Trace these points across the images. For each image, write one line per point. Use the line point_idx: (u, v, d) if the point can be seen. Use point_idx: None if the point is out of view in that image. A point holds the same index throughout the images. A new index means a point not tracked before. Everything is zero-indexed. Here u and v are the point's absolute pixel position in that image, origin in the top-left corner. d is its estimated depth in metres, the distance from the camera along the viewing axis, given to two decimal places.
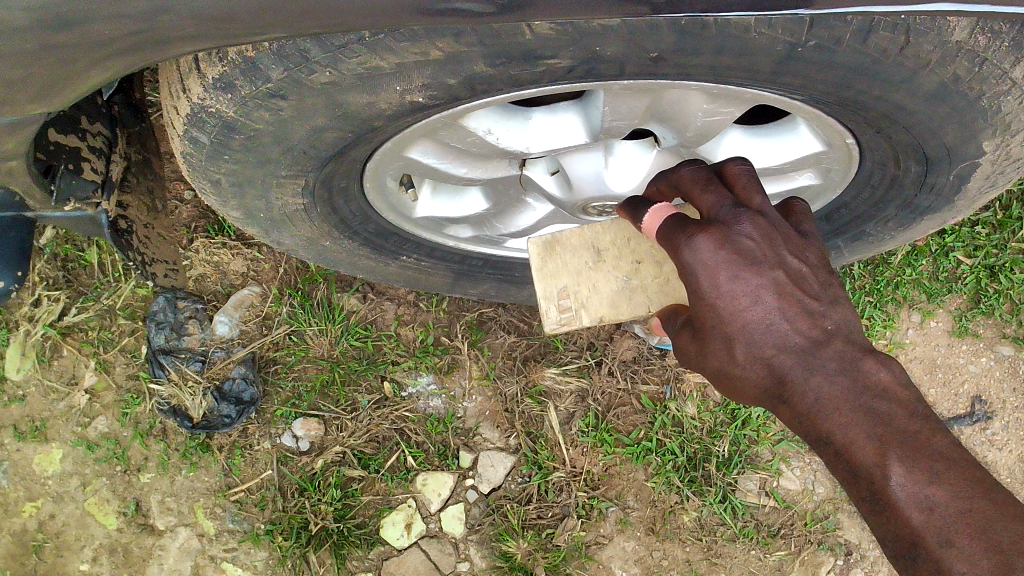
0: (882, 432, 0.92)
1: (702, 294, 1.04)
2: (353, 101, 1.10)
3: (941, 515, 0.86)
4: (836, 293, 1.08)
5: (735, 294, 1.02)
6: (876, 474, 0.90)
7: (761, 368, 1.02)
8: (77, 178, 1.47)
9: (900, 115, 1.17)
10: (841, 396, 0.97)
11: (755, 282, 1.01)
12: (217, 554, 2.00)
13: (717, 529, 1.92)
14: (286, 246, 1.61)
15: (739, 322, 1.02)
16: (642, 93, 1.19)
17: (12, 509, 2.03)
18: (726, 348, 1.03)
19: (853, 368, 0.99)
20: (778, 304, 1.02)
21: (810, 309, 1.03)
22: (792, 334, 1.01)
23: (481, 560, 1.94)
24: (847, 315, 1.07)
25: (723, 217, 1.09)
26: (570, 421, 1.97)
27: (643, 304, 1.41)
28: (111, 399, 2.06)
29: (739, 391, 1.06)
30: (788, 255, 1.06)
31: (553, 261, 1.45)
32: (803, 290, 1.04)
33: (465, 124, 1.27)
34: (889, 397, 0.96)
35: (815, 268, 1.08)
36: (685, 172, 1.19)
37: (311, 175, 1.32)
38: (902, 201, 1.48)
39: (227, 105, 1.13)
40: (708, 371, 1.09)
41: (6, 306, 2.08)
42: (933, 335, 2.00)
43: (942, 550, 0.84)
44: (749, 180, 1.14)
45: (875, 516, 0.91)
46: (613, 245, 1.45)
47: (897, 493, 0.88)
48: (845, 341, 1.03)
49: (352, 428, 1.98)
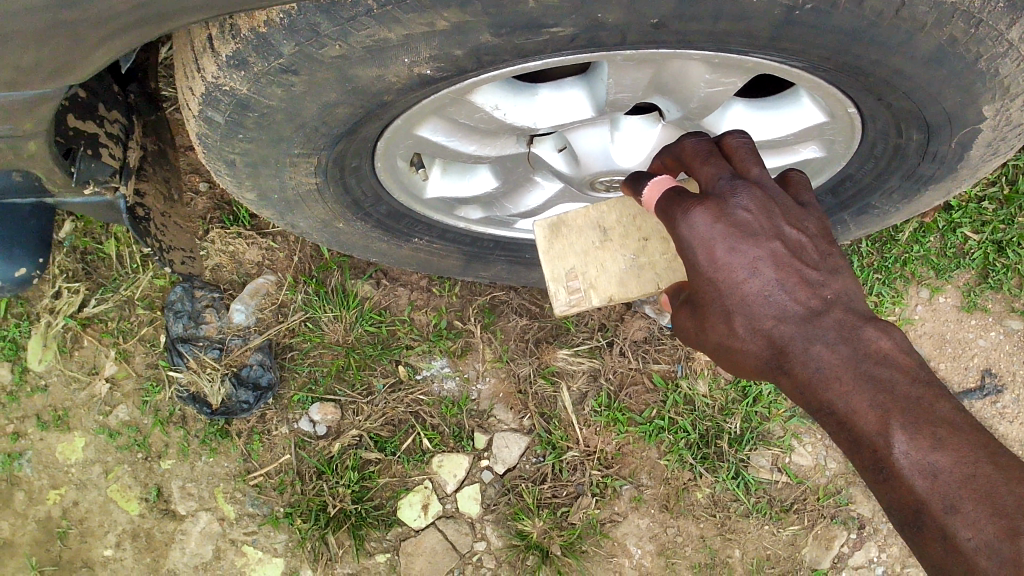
0: (885, 400, 0.96)
1: (701, 268, 1.06)
2: (363, 74, 1.13)
3: (946, 481, 0.91)
4: (835, 260, 1.09)
5: (733, 267, 1.03)
6: (879, 443, 0.95)
7: (761, 340, 1.04)
8: (96, 162, 1.51)
9: (899, 81, 1.19)
10: (841, 366, 1.00)
11: (753, 254, 1.03)
12: (238, 537, 2.03)
13: (730, 505, 1.96)
14: (301, 230, 1.65)
15: (738, 295, 1.03)
16: (645, 64, 1.21)
17: (36, 496, 2.06)
18: (726, 322, 1.06)
19: (854, 336, 1.01)
20: (777, 275, 1.03)
21: (809, 278, 1.05)
22: (791, 305, 1.03)
23: (497, 539, 1.97)
24: (848, 282, 1.08)
25: (720, 189, 1.10)
26: (583, 401, 2.00)
27: (652, 281, 1.42)
28: (131, 387, 2.09)
29: (740, 363, 1.09)
30: (786, 224, 1.07)
31: (559, 244, 1.47)
32: (801, 259, 1.06)
33: (473, 100, 1.29)
34: (890, 363, 0.99)
35: (814, 237, 1.09)
36: (688, 145, 1.20)
37: (323, 153, 1.35)
38: (905, 171, 1.50)
39: (241, 82, 1.16)
40: (709, 345, 1.11)
41: (27, 298, 2.12)
42: (942, 311, 2.02)
43: (946, 516, 0.90)
44: (746, 152, 1.15)
45: (880, 483, 0.96)
46: (619, 223, 1.46)
47: (902, 462, 0.93)
48: (845, 308, 1.04)
49: (368, 412, 2.01)
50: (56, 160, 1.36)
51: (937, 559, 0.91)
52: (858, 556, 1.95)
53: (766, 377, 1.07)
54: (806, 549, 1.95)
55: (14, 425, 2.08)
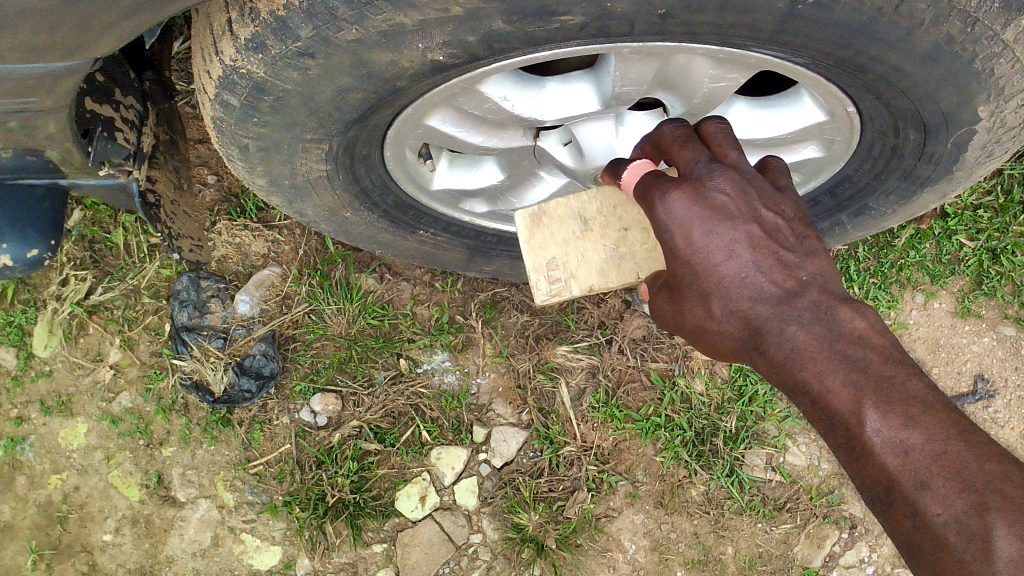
0: (858, 379, 0.97)
1: (678, 251, 1.09)
2: (378, 59, 1.17)
3: (917, 458, 0.91)
4: (812, 244, 1.11)
5: (709, 249, 1.06)
6: (852, 421, 0.95)
7: (738, 322, 1.05)
8: (112, 144, 1.54)
9: (896, 78, 1.23)
10: (816, 346, 1.01)
11: (729, 236, 1.05)
12: (236, 524, 2.05)
13: (724, 503, 1.98)
14: (309, 218, 1.68)
15: (715, 277, 1.06)
16: (651, 57, 1.25)
17: (37, 481, 2.08)
18: (704, 304, 1.08)
19: (828, 317, 1.02)
20: (752, 257, 1.05)
21: (785, 260, 1.06)
22: (768, 287, 1.05)
23: (494, 532, 2.00)
24: (824, 265, 1.09)
25: (697, 173, 1.12)
26: (581, 397, 2.03)
27: (632, 270, 1.46)
28: (135, 375, 2.11)
29: (717, 345, 1.11)
30: (762, 207, 1.09)
31: (540, 233, 1.49)
32: (777, 242, 1.07)
33: (483, 90, 1.33)
34: (864, 343, 1.00)
35: (791, 221, 1.11)
36: (666, 131, 1.23)
37: (335, 139, 1.38)
38: (902, 171, 1.53)
39: (258, 66, 1.19)
40: (686, 327, 1.13)
41: (34, 285, 2.14)
42: (936, 316, 2.05)
43: (916, 493, 0.90)
44: (724, 138, 1.19)
45: (853, 462, 0.96)
46: (599, 213, 1.48)
47: (873, 439, 0.93)
48: (821, 289, 1.05)
49: (369, 403, 2.04)
50: (73, 139, 1.39)
51: (909, 537, 0.91)
52: (849, 555, 1.98)
53: (743, 358, 1.09)
54: (798, 547, 1.98)
55: (18, 410, 2.10)
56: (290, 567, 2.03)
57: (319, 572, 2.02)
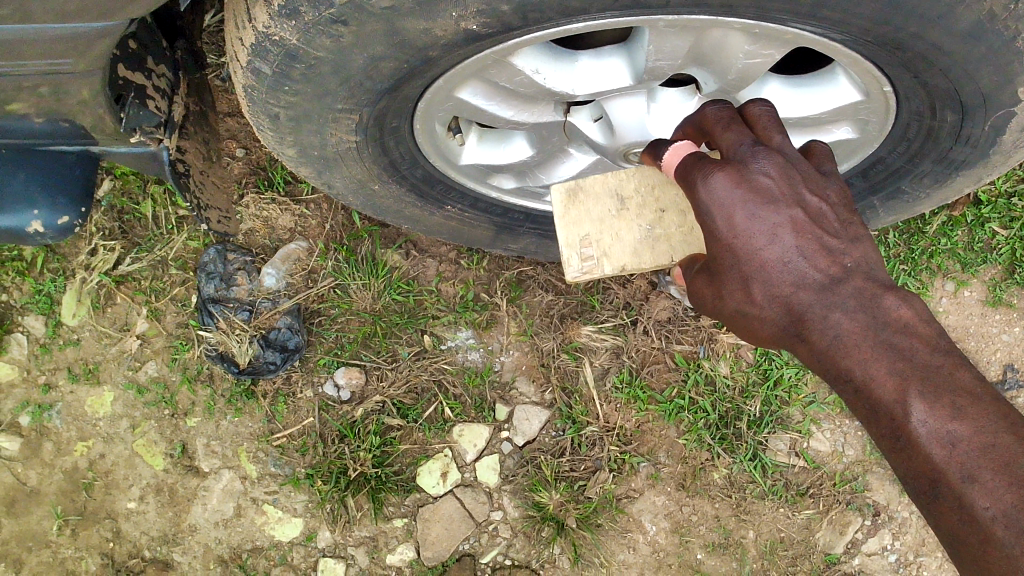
0: (903, 368, 0.96)
1: (720, 234, 1.07)
2: (410, 27, 1.16)
3: (964, 450, 0.91)
4: (856, 230, 1.09)
5: (752, 233, 1.04)
6: (897, 411, 0.95)
7: (778, 307, 1.05)
8: (144, 111, 1.54)
9: (934, 56, 1.21)
10: (860, 334, 1.00)
11: (772, 220, 1.04)
12: (259, 496, 2.06)
13: (746, 486, 1.98)
14: (338, 191, 1.68)
15: (756, 261, 1.04)
16: (685, 32, 1.23)
17: (64, 448, 2.10)
18: (744, 289, 1.06)
19: (873, 304, 1.01)
20: (796, 242, 1.04)
21: (829, 247, 1.05)
22: (811, 272, 1.03)
23: (514, 510, 2.00)
24: (868, 252, 1.08)
25: (740, 155, 1.10)
26: (604, 376, 2.02)
27: (665, 253, 1.44)
28: (161, 345, 2.12)
29: (756, 331, 1.10)
30: (807, 191, 1.07)
31: (576, 208, 1.48)
32: (821, 227, 1.06)
33: (515, 62, 1.32)
34: (910, 332, 0.99)
35: (835, 206, 1.09)
36: (709, 112, 1.19)
37: (365, 110, 1.38)
38: (937, 154, 1.51)
39: (291, 32, 1.19)
40: (726, 312, 1.12)
41: (64, 254, 2.15)
42: (966, 304, 2.03)
43: (963, 485, 0.91)
44: (769, 122, 1.16)
45: (897, 452, 0.96)
46: (637, 192, 1.48)
47: (919, 430, 0.93)
48: (865, 276, 1.04)
49: (392, 378, 2.04)
50: (106, 104, 1.40)
51: (954, 529, 0.92)
52: (872, 543, 1.97)
53: (782, 344, 1.08)
54: (820, 533, 1.97)
55: (46, 376, 2.12)
56: (311, 540, 2.03)
57: (340, 545, 2.03)
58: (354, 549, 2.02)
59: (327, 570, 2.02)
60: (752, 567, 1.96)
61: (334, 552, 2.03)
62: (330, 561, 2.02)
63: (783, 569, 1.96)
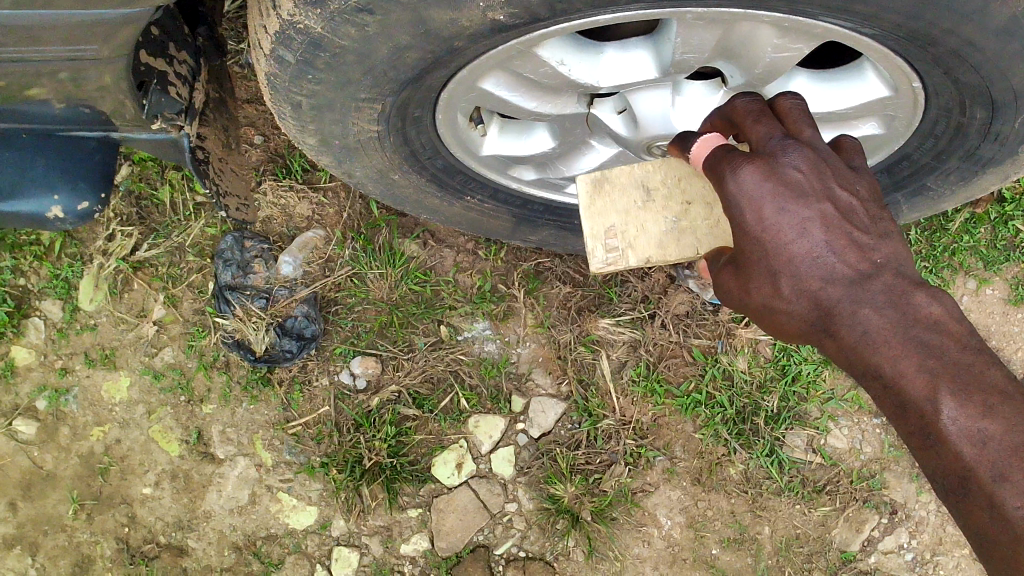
0: (934, 366, 0.95)
1: (747, 227, 1.05)
2: (437, 17, 1.15)
3: (994, 449, 0.92)
4: (887, 225, 1.07)
5: (780, 227, 1.02)
6: (927, 409, 0.95)
7: (806, 302, 1.03)
8: (166, 98, 1.54)
9: (967, 52, 1.19)
10: (889, 330, 0.99)
11: (802, 215, 1.02)
12: (274, 483, 2.06)
13: (763, 482, 1.97)
14: (357, 179, 1.67)
15: (785, 256, 1.03)
16: (714, 25, 1.22)
17: (80, 432, 2.10)
18: (771, 283, 1.05)
19: (903, 301, 1.00)
20: (825, 237, 1.02)
21: (859, 241, 1.03)
22: (839, 268, 1.01)
23: (529, 501, 1.99)
24: (898, 249, 1.06)
25: (770, 149, 1.09)
26: (621, 370, 2.02)
27: (692, 245, 1.44)
28: (178, 331, 2.12)
29: (783, 325, 1.08)
30: (836, 186, 1.06)
31: (601, 200, 1.47)
32: (850, 222, 1.04)
33: (540, 53, 1.31)
34: (941, 329, 0.97)
35: (865, 201, 1.08)
36: (739, 104, 1.19)
37: (388, 99, 1.37)
38: (965, 151, 1.50)
39: (316, 21, 1.18)
40: (752, 305, 1.10)
41: (82, 240, 2.15)
42: (988, 302, 2.01)
43: (994, 485, 0.91)
44: (800, 115, 1.15)
45: (926, 449, 0.97)
46: (664, 184, 1.46)
47: (949, 428, 0.93)
48: (895, 272, 1.02)
49: (408, 368, 2.04)
50: (129, 90, 1.39)
51: (983, 527, 0.93)
52: (888, 541, 1.96)
53: (809, 339, 1.06)
54: (836, 531, 1.96)
55: (63, 361, 2.12)
56: (326, 528, 2.03)
57: (354, 534, 2.02)
58: (368, 538, 2.02)
59: (341, 558, 2.02)
60: (767, 563, 1.96)
61: (348, 540, 2.03)
62: (344, 549, 2.02)
63: (799, 566, 1.96)
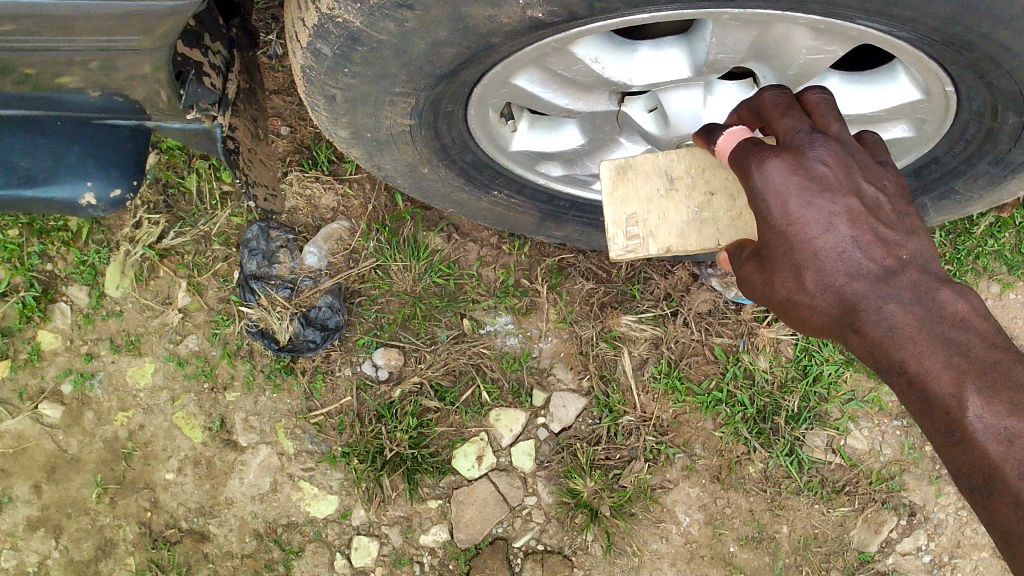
0: (960, 363, 0.96)
1: (774, 222, 1.06)
2: (476, 14, 1.16)
3: (1020, 446, 0.92)
4: (913, 223, 1.08)
5: (806, 221, 1.03)
6: (952, 405, 0.95)
7: (831, 297, 1.03)
8: (201, 90, 1.56)
9: (1003, 58, 1.20)
10: (915, 326, 0.99)
11: (829, 209, 1.03)
12: (295, 472, 2.07)
13: (782, 482, 1.97)
14: (387, 173, 1.69)
15: (810, 249, 1.03)
16: (750, 26, 1.23)
17: (105, 417, 2.12)
18: (795, 277, 1.05)
19: (929, 298, 1.00)
20: (851, 232, 1.03)
21: (885, 239, 1.04)
22: (865, 263, 1.02)
23: (549, 496, 2.01)
24: (924, 245, 1.07)
25: (796, 143, 1.09)
26: (643, 366, 2.03)
27: (712, 237, 1.44)
28: (202, 319, 2.14)
29: (806, 320, 1.08)
30: (864, 182, 1.07)
31: (624, 186, 1.47)
32: (877, 218, 1.05)
33: (574, 51, 1.32)
34: (968, 327, 0.98)
35: (892, 198, 1.09)
36: (767, 97, 1.18)
37: (422, 94, 1.38)
38: (995, 155, 1.50)
39: (355, 15, 1.20)
40: (775, 300, 1.10)
41: (109, 226, 2.17)
42: (1011, 307, 2.01)
43: (1020, 482, 0.92)
44: (826, 108, 1.14)
45: (951, 447, 0.97)
46: (687, 174, 1.46)
47: (975, 425, 0.94)
48: (921, 270, 1.03)
49: (430, 360, 2.05)
50: (166, 80, 1.41)
51: (1009, 525, 0.93)
52: (907, 543, 1.96)
53: (833, 335, 1.06)
54: (854, 531, 1.96)
55: (89, 346, 2.14)
56: (346, 517, 2.05)
57: (374, 524, 2.04)
58: (388, 528, 2.03)
59: (361, 547, 2.03)
60: (785, 562, 1.96)
61: (368, 530, 2.04)
62: (364, 539, 2.04)
63: (817, 566, 1.96)
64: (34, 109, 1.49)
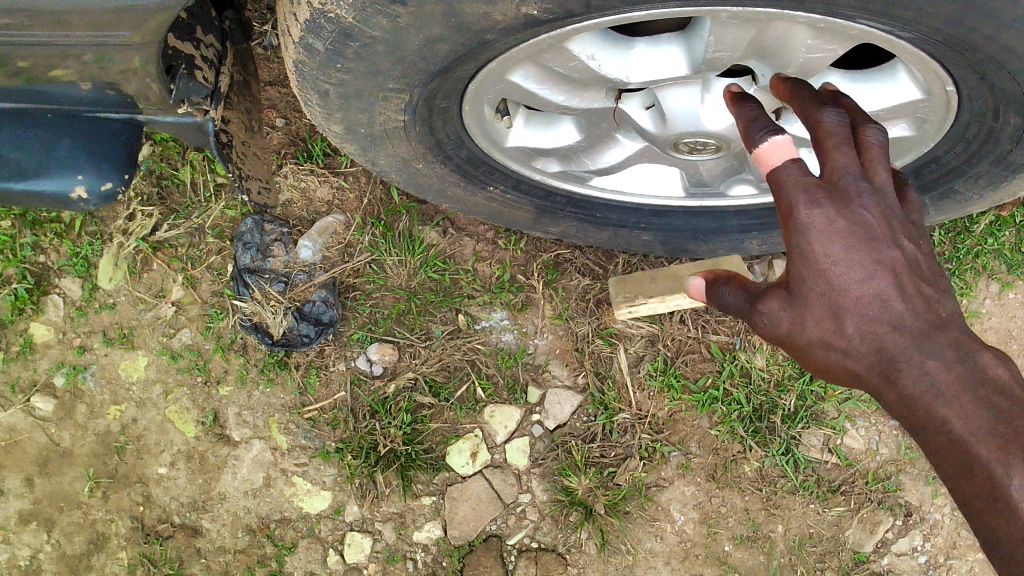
0: (1003, 429, 0.97)
1: (814, 268, 1.03)
2: (471, 11, 1.14)
3: None
4: (943, 279, 1.07)
5: (853, 268, 1.01)
6: (992, 470, 0.96)
7: (871, 348, 1.01)
8: (194, 84, 1.54)
9: (1005, 59, 1.19)
10: (957, 386, 0.99)
11: (874, 260, 1.01)
12: (288, 467, 2.06)
13: (777, 481, 1.96)
14: (381, 168, 1.67)
15: (851, 297, 1.01)
16: (749, 24, 1.21)
17: (97, 410, 2.11)
18: (835, 324, 1.02)
19: (966, 358, 1.00)
20: (895, 285, 1.01)
21: (926, 293, 1.03)
22: (909, 317, 1.01)
23: (543, 493, 2.00)
24: (957, 304, 1.06)
25: (843, 185, 1.05)
26: (639, 364, 2.01)
27: None
28: (196, 313, 2.12)
29: (830, 369, 1.06)
30: (904, 238, 1.04)
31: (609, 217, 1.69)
32: (918, 274, 1.03)
33: (571, 47, 1.30)
34: (1003, 393, 0.99)
35: (925, 252, 1.07)
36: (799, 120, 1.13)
37: (417, 90, 1.36)
38: (996, 156, 1.49)
39: (348, 11, 1.18)
40: (798, 343, 1.07)
41: (102, 218, 2.15)
42: (1010, 306, 1.99)
43: None
44: (877, 152, 1.09)
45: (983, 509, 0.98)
46: None
47: (1015, 493, 0.95)
48: (959, 328, 1.03)
49: (425, 356, 2.04)
50: (157, 74, 1.39)
51: None
52: (902, 543, 1.95)
53: (859, 385, 1.05)
54: (849, 531, 1.95)
55: (81, 339, 2.13)
56: (339, 513, 2.04)
57: (368, 520, 2.03)
58: (381, 524, 2.02)
59: (354, 544, 2.03)
60: (780, 561, 1.95)
61: (362, 526, 2.03)
62: (357, 535, 2.03)
63: (811, 565, 1.95)
64: (24, 102, 1.47)
